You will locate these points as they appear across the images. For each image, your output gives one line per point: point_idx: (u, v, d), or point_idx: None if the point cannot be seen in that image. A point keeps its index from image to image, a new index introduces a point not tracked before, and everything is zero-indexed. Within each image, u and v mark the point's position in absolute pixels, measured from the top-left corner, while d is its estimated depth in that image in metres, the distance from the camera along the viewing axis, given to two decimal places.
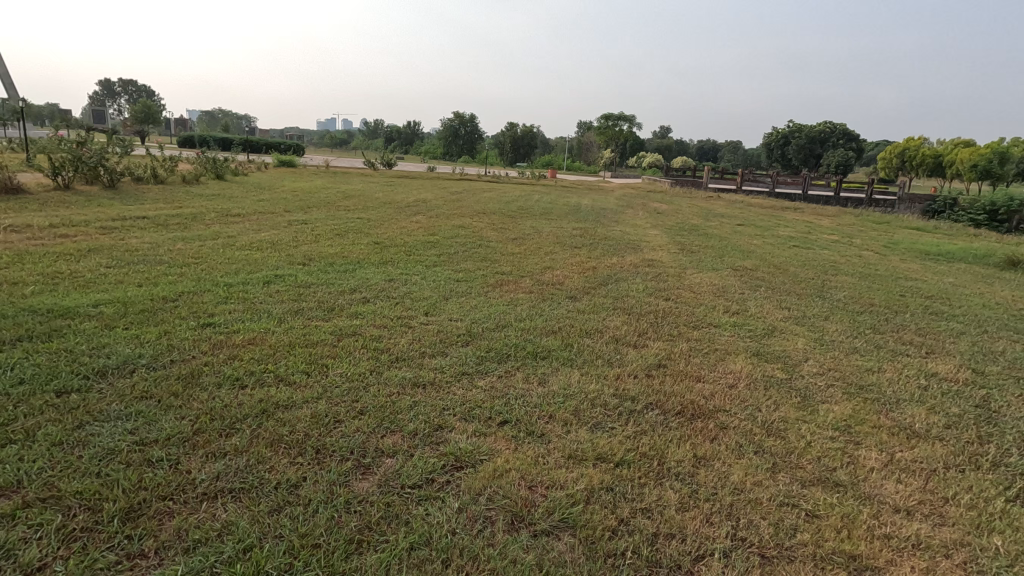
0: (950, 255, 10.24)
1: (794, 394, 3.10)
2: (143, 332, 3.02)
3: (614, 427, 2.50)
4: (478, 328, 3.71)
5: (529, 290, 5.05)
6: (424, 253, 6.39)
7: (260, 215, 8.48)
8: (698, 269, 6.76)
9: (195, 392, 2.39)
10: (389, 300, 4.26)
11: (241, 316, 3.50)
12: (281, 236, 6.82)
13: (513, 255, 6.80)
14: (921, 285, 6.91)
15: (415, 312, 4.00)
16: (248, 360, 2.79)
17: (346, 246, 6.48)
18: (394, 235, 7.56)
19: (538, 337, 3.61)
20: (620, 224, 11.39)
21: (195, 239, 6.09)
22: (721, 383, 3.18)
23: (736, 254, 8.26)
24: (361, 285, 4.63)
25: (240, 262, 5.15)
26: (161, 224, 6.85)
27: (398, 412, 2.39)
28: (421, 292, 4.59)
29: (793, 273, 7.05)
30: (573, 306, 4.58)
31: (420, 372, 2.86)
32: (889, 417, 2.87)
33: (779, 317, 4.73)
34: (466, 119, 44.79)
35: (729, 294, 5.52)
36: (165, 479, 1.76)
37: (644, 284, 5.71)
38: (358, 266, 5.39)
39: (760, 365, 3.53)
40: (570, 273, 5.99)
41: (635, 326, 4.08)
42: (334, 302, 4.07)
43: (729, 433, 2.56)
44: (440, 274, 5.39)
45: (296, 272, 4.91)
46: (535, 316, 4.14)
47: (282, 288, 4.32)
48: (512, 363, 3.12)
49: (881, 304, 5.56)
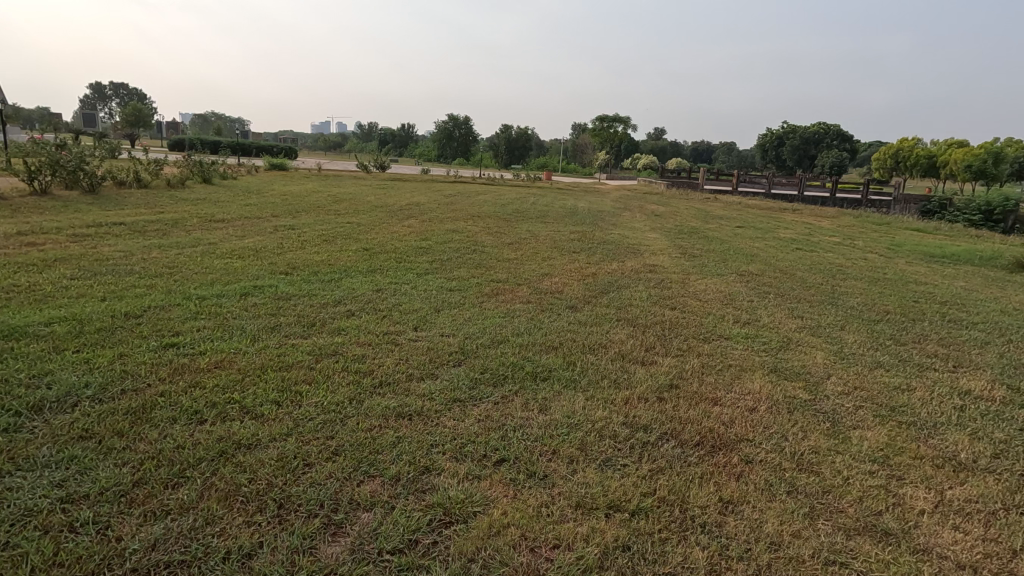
0: (955, 257, 10.01)
1: (821, 419, 2.81)
2: (94, 355, 2.69)
3: (626, 465, 2.20)
4: (472, 345, 3.40)
5: (526, 300, 4.74)
6: (416, 260, 6.10)
7: (245, 220, 8.15)
8: (701, 275, 6.48)
9: (143, 430, 2.08)
10: (375, 313, 3.94)
11: (210, 334, 3.18)
12: (265, 242, 6.48)
13: (509, 261, 6.50)
14: (933, 290, 6.64)
15: (403, 326, 3.68)
16: (212, 387, 2.47)
17: (334, 252, 6.16)
18: (385, 241, 7.25)
19: (538, 354, 3.31)
20: (617, 226, 11.13)
21: (173, 247, 5.76)
22: (741, 407, 2.88)
23: (739, 258, 7.98)
24: (346, 297, 4.31)
25: (218, 272, 4.82)
26: (138, 230, 6.52)
27: (378, 452, 2.08)
28: (411, 304, 4.27)
29: (800, 278, 6.78)
30: (574, 317, 4.29)
31: (406, 399, 2.54)
32: (930, 444, 2.58)
33: (793, 327, 4.45)
34: (456, 121, 44.62)
35: (737, 302, 5.23)
36: (88, 551, 1.45)
37: (647, 292, 5.40)
38: (345, 275, 5.09)
39: (780, 384, 3.23)
40: (569, 280, 5.69)
41: (641, 341, 3.78)
42: (315, 316, 3.75)
43: (756, 469, 2.26)
44: (432, 283, 5.09)
45: (278, 282, 4.59)
46: (534, 330, 3.84)
47: (260, 301, 3.99)
48: (509, 386, 2.81)
49: (895, 311, 5.29)
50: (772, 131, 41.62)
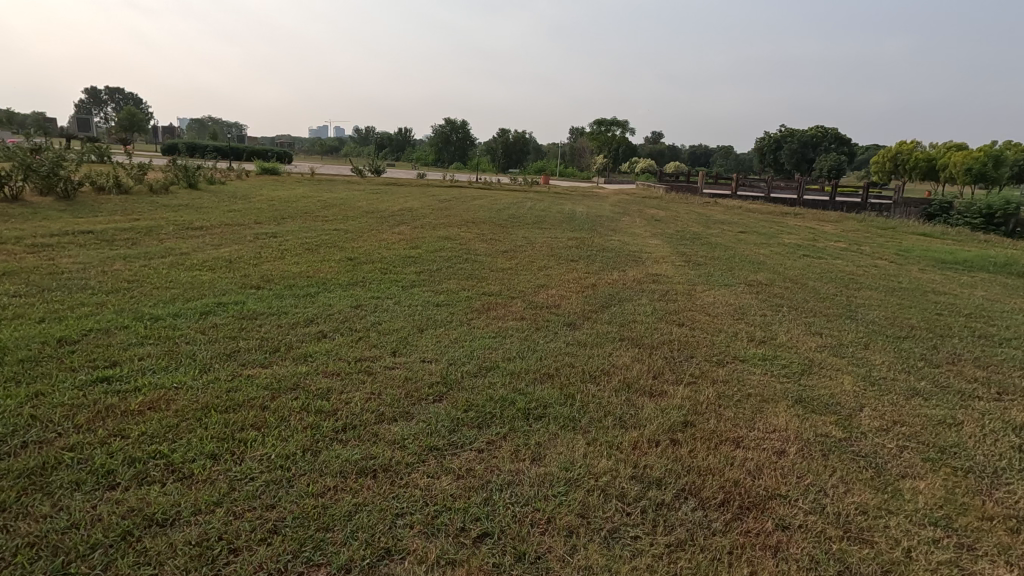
0: (968, 263, 9.66)
1: (862, 466, 2.39)
2: (3, 395, 2.26)
3: (636, 538, 1.79)
4: (456, 373, 2.99)
5: (520, 317, 4.32)
6: (403, 271, 5.70)
7: (224, 228, 7.71)
8: (708, 285, 6.08)
9: (32, 503, 1.66)
10: (351, 335, 3.52)
11: (153, 364, 2.75)
12: (241, 252, 6.06)
13: (502, 272, 6.07)
14: (954, 301, 6.25)
15: (380, 351, 3.26)
16: (136, 437, 2.05)
17: (315, 263, 5.74)
18: (371, 250, 6.85)
19: (531, 385, 2.89)
20: (617, 233, 10.71)
21: (139, 258, 5.33)
22: (767, 451, 2.47)
23: (746, 267, 7.57)
24: (319, 315, 3.89)
25: (182, 286, 4.39)
26: (106, 240, 6.09)
27: (327, 529, 1.66)
28: (392, 322, 3.85)
29: (812, 288, 6.38)
30: (572, 336, 3.89)
31: (372, 449, 2.13)
32: (997, 501, 2.17)
33: (813, 347, 4.03)
34: (455, 124, 44.45)
35: (749, 317, 4.81)
36: None
37: (651, 305, 4.98)
38: (322, 289, 4.67)
39: (809, 419, 2.82)
40: (567, 293, 5.26)
41: (649, 365, 3.37)
42: (279, 340, 3.32)
43: (796, 539, 1.85)
44: (417, 297, 4.68)
45: (246, 298, 4.18)
46: (528, 353, 3.43)
47: (221, 321, 3.56)
48: (496, 428, 2.40)
49: (920, 326, 4.88)
50: (769, 135, 41.27)
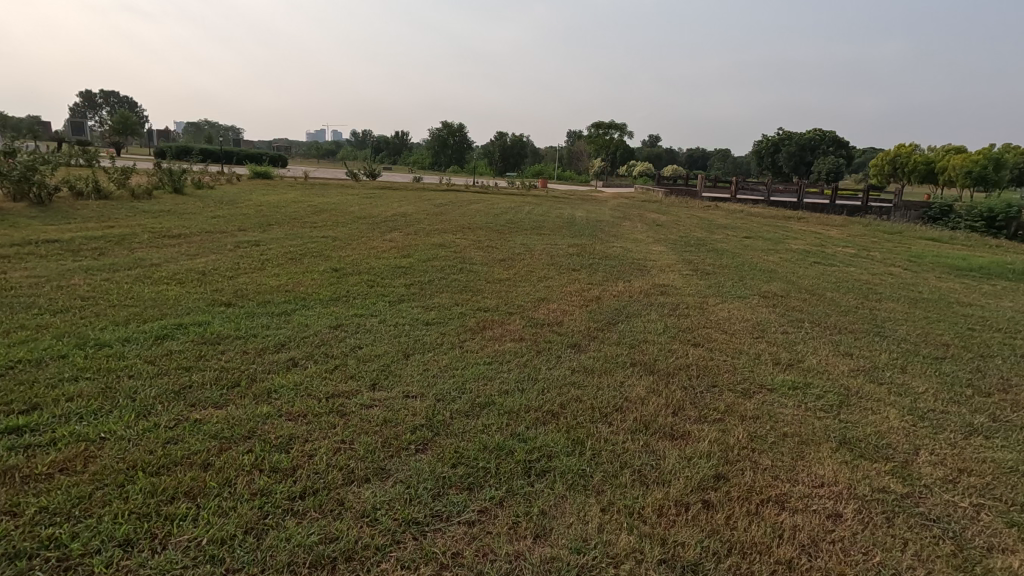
0: (983, 270, 9.28)
1: (940, 534, 1.96)
2: None
3: None
4: (445, 414, 2.56)
5: (520, 337, 3.89)
6: (392, 283, 5.27)
7: (204, 235, 7.28)
8: (720, 297, 5.66)
9: None
10: (325, 363, 3.08)
11: (82, 407, 2.30)
12: (218, 263, 5.60)
13: (499, 283, 5.65)
14: (980, 313, 5.85)
15: (358, 384, 2.82)
16: (31, 517, 1.61)
17: (296, 275, 5.31)
18: (359, 259, 6.41)
19: (532, 429, 2.46)
20: (618, 238, 10.32)
21: (103, 271, 4.87)
22: (819, 514, 2.04)
23: (758, 276, 7.15)
24: (292, 339, 3.45)
25: (144, 304, 3.95)
26: (73, 250, 5.64)
27: None
28: (375, 347, 3.40)
29: (830, 299, 5.97)
30: (577, 360, 3.46)
31: (334, 528, 1.70)
32: None
33: (846, 372, 3.61)
34: (455, 129, 44.22)
35: (770, 335, 4.37)
36: None
37: (662, 322, 4.55)
38: (300, 306, 4.23)
39: (859, 467, 2.40)
40: (570, 308, 4.83)
41: (668, 399, 2.94)
42: (241, 370, 2.87)
43: None
44: (405, 314, 4.24)
45: (214, 318, 3.74)
46: (528, 384, 2.99)
47: (178, 347, 3.13)
48: (490, 491, 1.97)
49: (956, 345, 4.45)
50: (768, 137, 41.00)
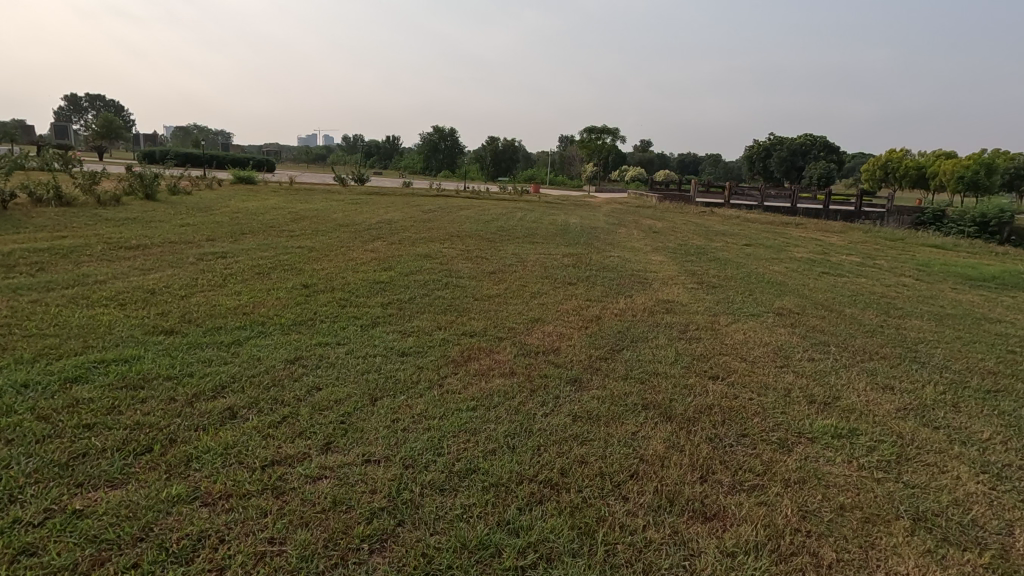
0: (994, 280, 8.86)
1: None
2: None
3: None
4: (412, 492, 1.97)
5: (511, 370, 3.32)
6: (367, 302, 4.69)
7: (166, 246, 6.66)
8: (732, 315, 5.14)
9: None
10: (271, 414, 2.49)
11: None
12: (173, 280, 5.00)
13: (487, 300, 5.09)
14: (1011, 331, 5.37)
15: (307, 446, 2.23)
16: None
17: (259, 294, 4.70)
18: (335, 272, 5.83)
19: (527, 514, 1.89)
20: (615, 247, 9.81)
21: (32, 291, 4.24)
22: None
23: (767, 289, 6.62)
24: (237, 379, 2.86)
25: (65, 333, 3.33)
26: (7, 264, 5.01)
27: None
28: (335, 389, 2.81)
29: (850, 316, 5.47)
30: (578, 403, 2.89)
31: None
32: None
33: (895, 414, 3.06)
34: (444, 132, 43.68)
35: (796, 364, 3.83)
36: None
37: (673, 349, 3.99)
38: (256, 333, 3.64)
39: (948, 560, 1.86)
40: (567, 331, 4.27)
41: (694, 459, 2.37)
42: (160, 428, 2.28)
43: None
44: (377, 342, 3.66)
45: (146, 351, 3.13)
46: (521, 440, 2.42)
47: (90, 393, 2.53)
48: None
49: (1003, 373, 3.92)
50: (761, 142, 40.87)
